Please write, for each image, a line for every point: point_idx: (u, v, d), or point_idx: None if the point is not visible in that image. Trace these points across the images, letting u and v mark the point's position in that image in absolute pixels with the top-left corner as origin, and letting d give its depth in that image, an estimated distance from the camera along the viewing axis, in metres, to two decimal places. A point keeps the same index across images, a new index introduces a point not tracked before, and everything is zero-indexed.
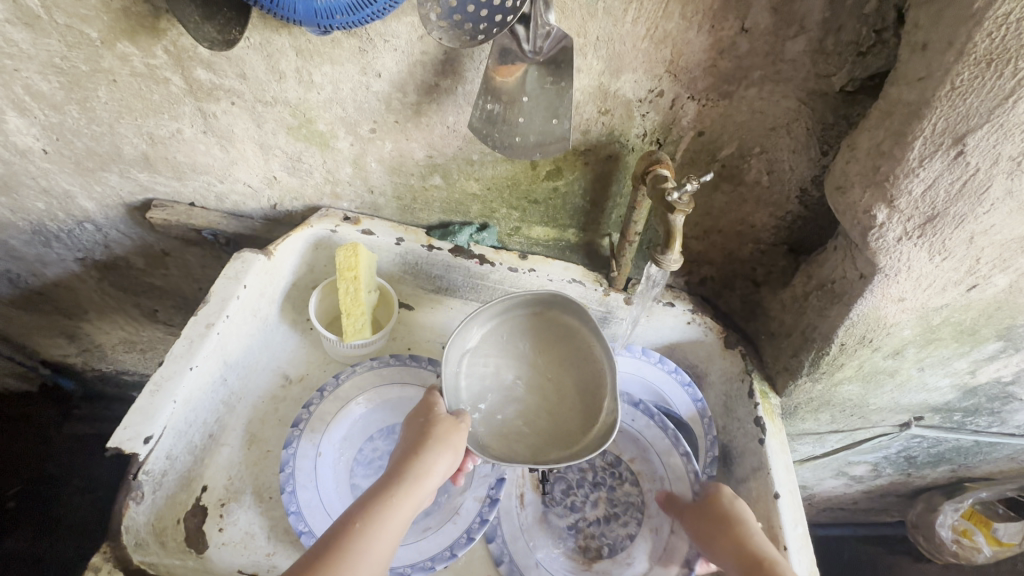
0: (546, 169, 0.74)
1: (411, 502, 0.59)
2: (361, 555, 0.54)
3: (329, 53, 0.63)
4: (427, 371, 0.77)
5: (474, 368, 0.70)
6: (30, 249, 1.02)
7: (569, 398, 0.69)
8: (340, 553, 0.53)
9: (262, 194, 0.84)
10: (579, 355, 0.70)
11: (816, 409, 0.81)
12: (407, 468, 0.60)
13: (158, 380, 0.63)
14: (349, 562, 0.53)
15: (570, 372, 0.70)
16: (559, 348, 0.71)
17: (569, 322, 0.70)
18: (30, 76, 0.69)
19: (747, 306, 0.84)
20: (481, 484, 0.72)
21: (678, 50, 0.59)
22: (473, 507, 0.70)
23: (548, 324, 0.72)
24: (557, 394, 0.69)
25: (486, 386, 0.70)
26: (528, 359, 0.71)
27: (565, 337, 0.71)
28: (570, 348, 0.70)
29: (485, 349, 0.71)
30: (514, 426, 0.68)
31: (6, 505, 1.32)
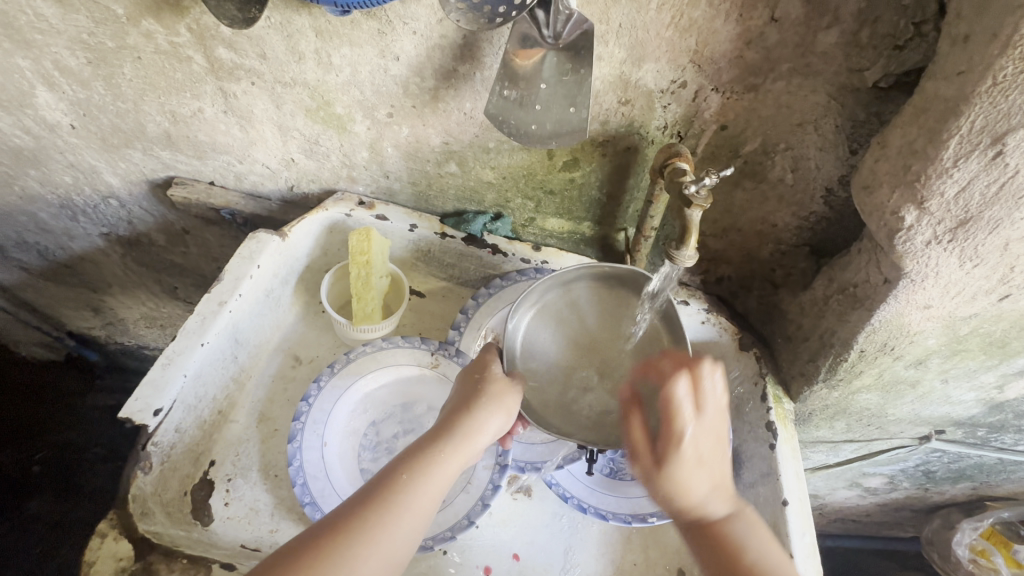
0: (562, 160, 0.73)
1: (463, 455, 0.60)
2: (413, 503, 0.54)
3: (348, 34, 0.62)
4: (422, 350, 0.77)
5: (534, 337, 0.73)
6: (58, 222, 1.05)
7: (626, 376, 0.71)
8: (393, 498, 0.54)
9: (280, 175, 0.85)
10: (636, 331, 0.71)
11: (831, 417, 0.79)
12: (458, 421, 0.61)
13: (170, 355, 0.64)
14: (400, 509, 0.54)
15: (626, 350, 0.72)
16: (616, 323, 0.72)
17: (630, 298, 0.71)
18: (59, 51, 0.70)
19: (764, 308, 0.82)
20: (490, 452, 0.72)
21: (703, 39, 0.57)
22: (484, 475, 0.71)
23: (610, 298, 0.72)
24: (613, 371, 0.72)
25: (544, 356, 0.73)
26: (587, 332, 0.73)
27: (625, 312, 0.71)
28: (630, 324, 0.71)
29: (548, 318, 0.73)
30: (572, 399, 0.71)
31: (31, 469, 1.36)
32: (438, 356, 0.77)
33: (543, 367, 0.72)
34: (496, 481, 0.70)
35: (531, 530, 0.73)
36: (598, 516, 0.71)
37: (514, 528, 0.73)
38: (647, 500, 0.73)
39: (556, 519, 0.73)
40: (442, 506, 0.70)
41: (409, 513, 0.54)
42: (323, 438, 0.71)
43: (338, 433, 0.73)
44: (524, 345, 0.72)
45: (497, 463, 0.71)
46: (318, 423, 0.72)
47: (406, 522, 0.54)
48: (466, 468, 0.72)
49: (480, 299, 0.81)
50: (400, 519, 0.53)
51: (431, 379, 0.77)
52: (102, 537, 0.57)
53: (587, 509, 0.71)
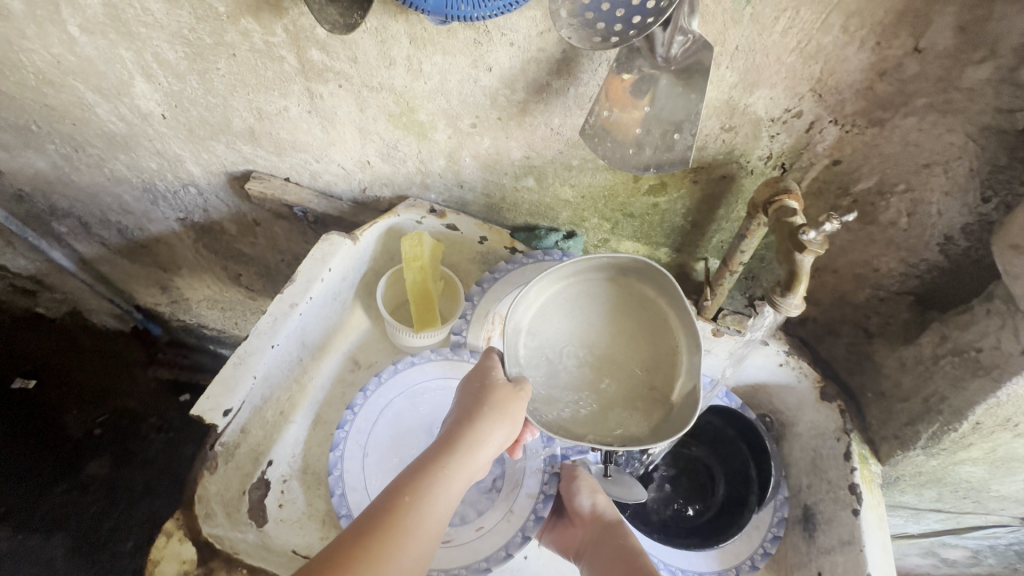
0: (648, 184, 0.69)
1: (463, 474, 0.58)
2: (411, 530, 0.53)
3: (443, 42, 0.60)
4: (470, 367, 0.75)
5: (536, 328, 0.63)
6: (140, 205, 1.09)
7: (642, 379, 0.62)
8: (390, 529, 0.53)
9: (354, 177, 0.84)
10: (654, 331, 0.62)
11: (921, 484, 0.72)
12: (458, 441, 0.59)
13: (241, 354, 0.64)
14: (397, 538, 0.53)
15: (640, 350, 0.63)
16: (629, 321, 0.63)
17: (648, 295, 0.63)
18: (160, 44, 0.72)
19: (852, 357, 0.73)
20: (535, 479, 0.71)
21: (829, 67, 0.52)
22: (526, 504, 0.69)
23: (626, 295, 0.64)
24: (628, 371, 0.62)
25: (545, 350, 0.63)
26: (598, 327, 0.64)
27: (641, 310, 0.63)
28: (644, 323, 0.63)
29: (554, 309, 0.64)
30: (576, 399, 0.61)
31: (92, 431, 1.42)
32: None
33: (547, 360, 0.63)
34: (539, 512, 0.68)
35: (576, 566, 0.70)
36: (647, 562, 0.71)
37: (565, 563, 0.70)
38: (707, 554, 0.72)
39: None
40: (481, 533, 0.67)
41: (409, 541, 0.53)
42: (365, 449, 0.70)
43: (381, 445, 0.71)
44: (524, 335, 0.63)
45: (540, 493, 0.69)
46: (360, 434, 0.71)
47: (407, 552, 0.52)
48: (507, 497, 0.70)
49: (484, 285, 0.77)
50: (400, 547, 0.52)
51: None
52: (168, 536, 0.57)
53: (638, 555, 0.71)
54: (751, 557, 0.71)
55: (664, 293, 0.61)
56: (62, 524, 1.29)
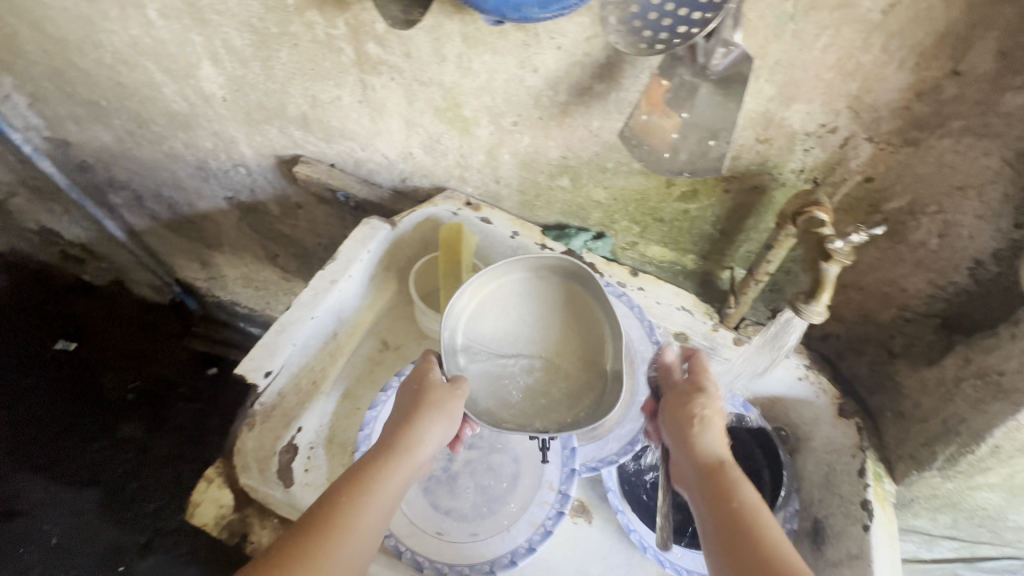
0: (681, 190, 0.71)
1: (404, 473, 0.60)
2: (353, 527, 0.54)
3: (493, 43, 0.64)
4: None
5: (480, 319, 0.69)
6: (192, 181, 1.15)
7: (569, 370, 0.66)
8: (332, 527, 0.54)
9: (396, 166, 0.89)
10: (583, 326, 0.68)
11: (936, 508, 0.72)
12: (399, 441, 0.61)
13: (283, 322, 0.71)
14: (340, 537, 0.54)
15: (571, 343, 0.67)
16: (564, 318, 0.69)
17: (581, 293, 0.69)
18: (229, 31, 0.77)
19: (875, 375, 0.74)
20: (540, 509, 0.70)
21: (867, 85, 0.53)
22: (525, 530, 0.69)
23: (563, 290, 0.70)
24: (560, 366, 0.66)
25: (484, 341, 0.68)
26: (531, 323, 0.69)
27: (576, 308, 0.69)
28: (577, 319, 0.69)
29: (489, 305, 0.70)
30: (511, 381, 0.66)
31: (125, 396, 1.49)
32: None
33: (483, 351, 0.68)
34: (559, 507, 0.69)
35: (587, 559, 0.71)
36: (656, 560, 0.69)
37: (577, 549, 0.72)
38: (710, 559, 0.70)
39: (615, 552, 0.72)
40: (474, 539, 0.68)
41: (353, 538, 0.54)
42: None
43: None
44: (464, 324, 0.69)
45: (542, 525, 0.69)
46: None
47: (348, 548, 0.54)
48: (509, 514, 0.70)
49: None
50: (343, 546, 0.53)
51: None
52: (208, 483, 0.64)
53: (646, 549, 0.69)
54: None
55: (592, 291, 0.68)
56: (93, 479, 1.35)
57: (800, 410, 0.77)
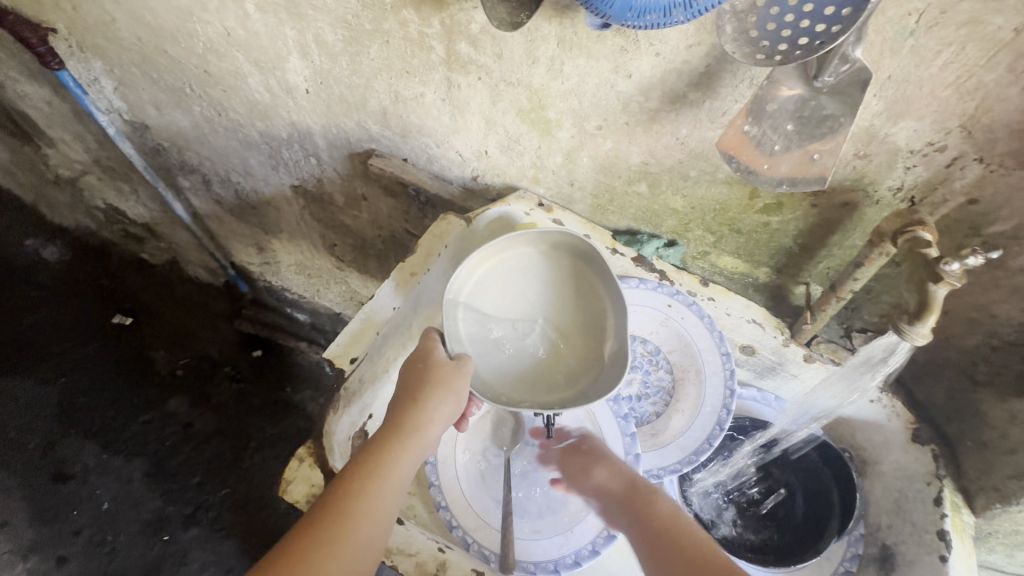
0: (764, 202, 0.70)
1: (410, 452, 0.62)
2: (364, 510, 0.58)
3: (589, 47, 0.64)
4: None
5: (480, 294, 0.70)
6: (262, 169, 1.19)
7: (573, 345, 0.68)
8: (344, 514, 0.57)
9: (470, 164, 0.90)
10: (581, 296, 0.69)
11: (1015, 543, 0.69)
12: (402, 421, 0.63)
13: (367, 311, 0.74)
14: (353, 521, 0.57)
15: (575, 321, 0.69)
16: (565, 291, 0.70)
17: (577, 265, 0.70)
18: (323, 27, 0.80)
19: (954, 405, 0.72)
20: None
21: (985, 105, 0.52)
22: (588, 532, 0.69)
23: (558, 262, 0.70)
24: (567, 341, 0.68)
25: (486, 315, 0.69)
26: (537, 300, 0.70)
27: (574, 281, 0.69)
28: (577, 289, 0.69)
29: (493, 279, 0.70)
30: (514, 351, 0.69)
31: (176, 371, 1.55)
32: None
33: (489, 328, 0.69)
34: None
35: None
36: None
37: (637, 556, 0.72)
38: None
39: None
40: (537, 536, 0.69)
41: (363, 520, 0.57)
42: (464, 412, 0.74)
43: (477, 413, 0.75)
44: (467, 301, 0.69)
45: (605, 529, 0.68)
46: None
47: (361, 529, 0.57)
48: (572, 516, 0.70)
49: None
50: (357, 528, 0.57)
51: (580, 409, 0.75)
52: (299, 461, 0.68)
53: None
54: None
55: (594, 265, 0.68)
56: (140, 451, 1.41)
57: (869, 433, 0.76)
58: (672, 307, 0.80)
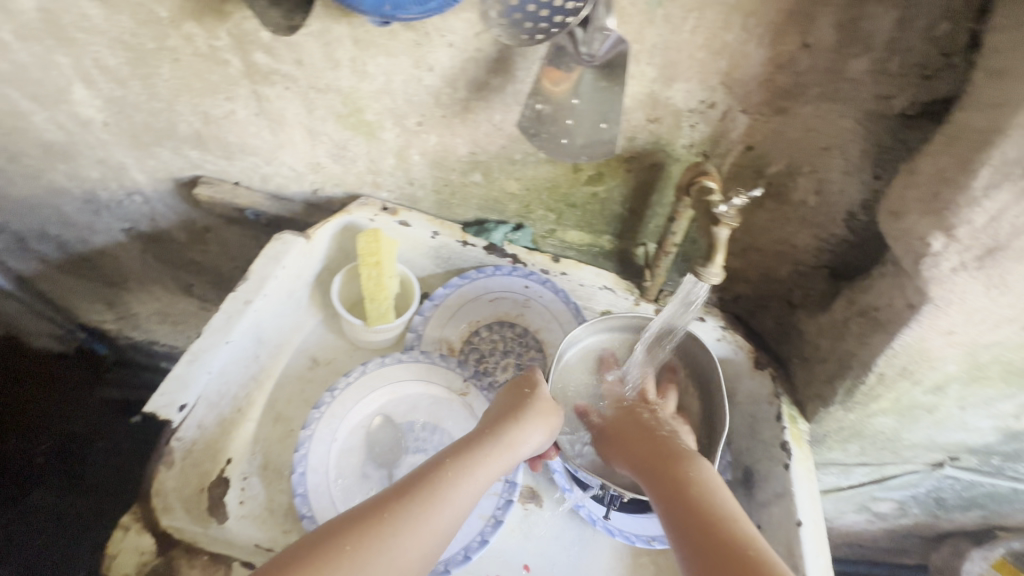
0: (587, 174, 0.74)
1: (494, 465, 0.59)
2: (422, 520, 0.52)
3: (385, 44, 0.64)
4: (455, 374, 0.76)
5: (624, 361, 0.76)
6: (81, 216, 1.06)
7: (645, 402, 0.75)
8: (386, 516, 0.52)
9: (306, 178, 0.86)
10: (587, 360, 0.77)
11: (846, 439, 0.79)
12: (498, 436, 0.60)
13: (195, 351, 0.65)
14: (406, 530, 0.51)
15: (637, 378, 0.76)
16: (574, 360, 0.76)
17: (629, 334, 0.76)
18: (100, 50, 0.72)
19: (781, 327, 0.81)
20: (490, 501, 0.70)
21: (734, 62, 0.58)
22: (477, 524, 0.69)
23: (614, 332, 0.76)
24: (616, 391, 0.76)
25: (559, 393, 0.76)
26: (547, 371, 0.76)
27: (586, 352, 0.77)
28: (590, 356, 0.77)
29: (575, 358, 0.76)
30: None
31: (33, 460, 1.35)
32: (469, 385, 0.76)
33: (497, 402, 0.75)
34: (507, 496, 0.70)
35: (541, 541, 0.73)
36: (606, 530, 0.72)
37: (531, 536, 0.73)
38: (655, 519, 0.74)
39: (566, 531, 0.74)
40: None
41: (415, 531, 0.52)
42: (335, 433, 0.71)
43: (350, 431, 0.73)
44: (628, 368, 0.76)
45: (493, 516, 0.69)
46: (335, 416, 0.72)
47: (411, 537, 0.51)
48: None
49: (425, 312, 0.82)
50: (401, 536, 0.51)
51: (457, 407, 0.75)
52: (126, 529, 0.59)
53: (596, 522, 0.72)
54: None
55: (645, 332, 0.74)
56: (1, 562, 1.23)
57: (721, 369, 0.82)
58: (530, 288, 0.82)
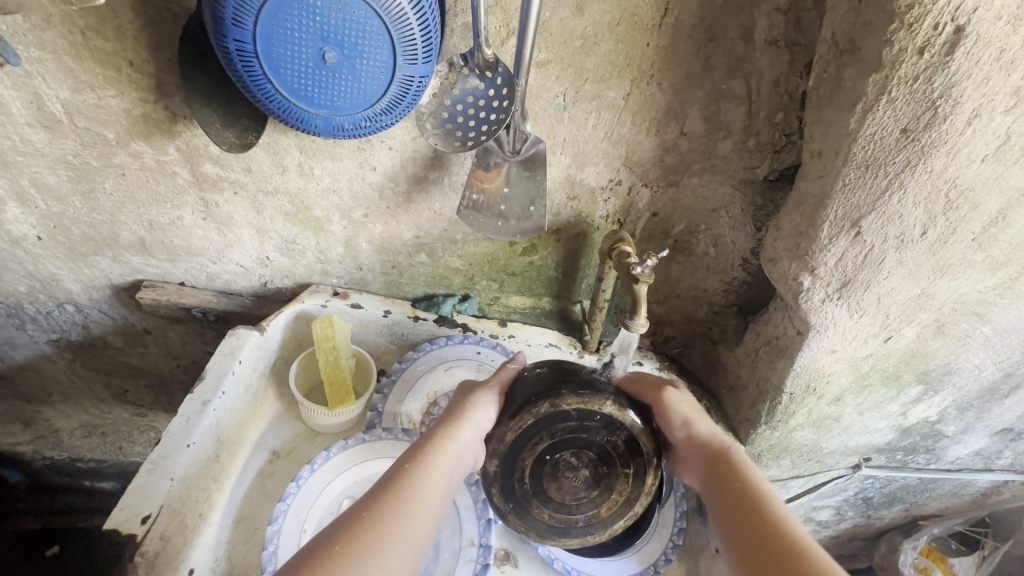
0: (522, 246, 0.83)
1: (451, 451, 0.59)
2: (395, 510, 0.53)
3: (330, 151, 0.71)
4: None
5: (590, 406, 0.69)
6: (2, 332, 1.00)
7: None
8: (362, 514, 0.52)
9: (254, 273, 0.89)
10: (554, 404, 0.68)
11: (777, 456, 0.88)
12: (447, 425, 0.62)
13: (155, 459, 0.64)
14: (378, 523, 0.51)
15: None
16: None
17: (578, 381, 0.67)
18: (40, 171, 0.74)
19: (707, 362, 0.90)
20: (467, 567, 0.72)
21: (631, 149, 0.71)
22: None
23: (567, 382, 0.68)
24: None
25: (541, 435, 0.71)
26: None
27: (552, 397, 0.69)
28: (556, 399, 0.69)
29: None
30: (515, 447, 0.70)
31: None
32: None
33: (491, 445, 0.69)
34: (483, 560, 0.72)
35: None
36: None
37: None
38: (623, 562, 0.77)
39: None
40: None
41: (388, 523, 0.52)
42: (304, 524, 0.71)
43: (319, 520, 0.72)
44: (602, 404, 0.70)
45: None
46: (302, 507, 0.72)
47: (387, 527, 0.52)
48: None
49: (384, 390, 0.85)
50: (376, 528, 0.51)
51: None
52: None
53: (571, 571, 0.75)
54: (663, 553, 0.77)
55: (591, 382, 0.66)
56: None
57: None
58: (482, 353, 0.87)
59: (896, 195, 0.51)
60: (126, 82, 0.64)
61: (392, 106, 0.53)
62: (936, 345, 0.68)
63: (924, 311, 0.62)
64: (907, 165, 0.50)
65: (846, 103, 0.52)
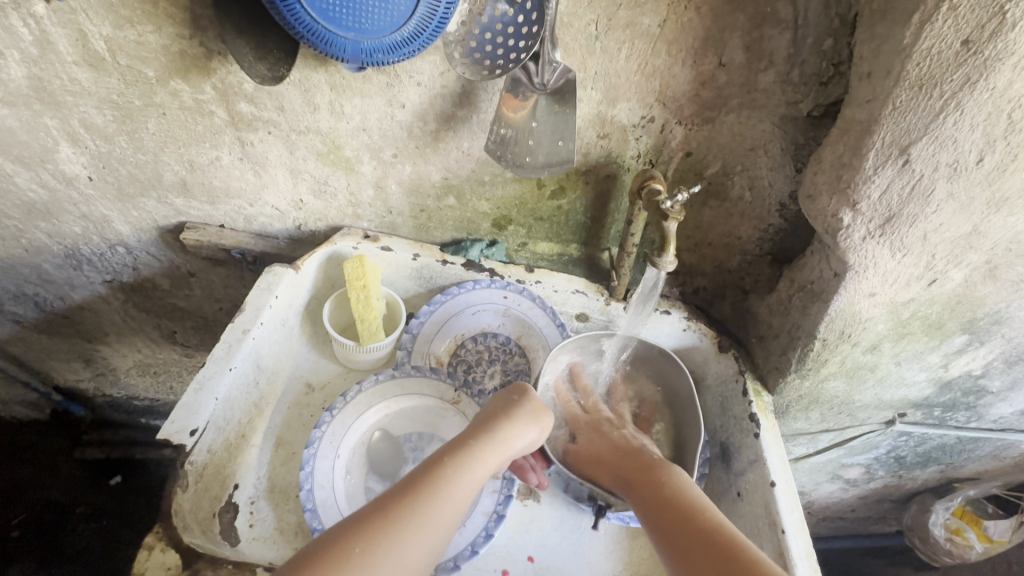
0: (551, 189, 0.82)
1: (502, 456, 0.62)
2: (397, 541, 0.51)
3: (359, 87, 0.71)
4: (445, 384, 0.81)
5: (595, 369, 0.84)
6: (61, 272, 1.06)
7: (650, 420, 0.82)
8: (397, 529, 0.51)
9: (289, 216, 0.91)
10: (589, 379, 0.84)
11: (807, 407, 0.86)
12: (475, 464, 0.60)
13: (200, 380, 0.67)
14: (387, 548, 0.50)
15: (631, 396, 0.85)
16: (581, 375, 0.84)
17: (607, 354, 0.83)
18: (88, 110, 0.77)
19: (738, 312, 0.88)
20: (490, 498, 0.73)
21: (665, 82, 0.68)
22: (479, 521, 0.72)
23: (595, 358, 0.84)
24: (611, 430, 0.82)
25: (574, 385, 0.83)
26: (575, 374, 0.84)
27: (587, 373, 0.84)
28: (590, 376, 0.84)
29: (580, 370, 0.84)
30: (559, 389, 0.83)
31: (9, 534, 1.31)
32: (461, 393, 0.80)
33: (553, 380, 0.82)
34: (506, 492, 0.73)
35: (542, 534, 0.77)
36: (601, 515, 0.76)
37: (529, 532, 0.77)
38: None
39: (565, 521, 0.78)
40: None
41: (406, 546, 0.51)
42: (337, 450, 0.75)
43: (350, 447, 0.76)
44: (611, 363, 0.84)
45: (494, 512, 0.72)
46: (336, 434, 0.76)
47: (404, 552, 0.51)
48: (461, 512, 0.73)
49: (413, 330, 0.87)
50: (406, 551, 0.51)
51: (452, 414, 0.80)
52: (149, 550, 0.57)
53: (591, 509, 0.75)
54: None
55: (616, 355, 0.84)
56: None
57: (690, 357, 0.88)
58: (509, 298, 0.88)
59: (951, 117, 0.48)
60: (164, 17, 0.66)
61: (413, 35, 0.54)
62: (985, 291, 0.64)
63: (975, 251, 0.58)
64: (966, 82, 0.46)
65: (903, 16, 0.49)
